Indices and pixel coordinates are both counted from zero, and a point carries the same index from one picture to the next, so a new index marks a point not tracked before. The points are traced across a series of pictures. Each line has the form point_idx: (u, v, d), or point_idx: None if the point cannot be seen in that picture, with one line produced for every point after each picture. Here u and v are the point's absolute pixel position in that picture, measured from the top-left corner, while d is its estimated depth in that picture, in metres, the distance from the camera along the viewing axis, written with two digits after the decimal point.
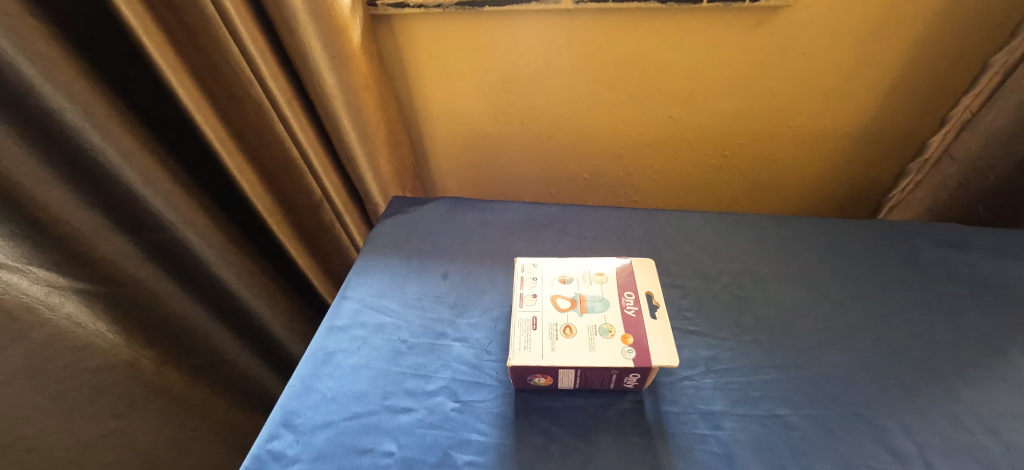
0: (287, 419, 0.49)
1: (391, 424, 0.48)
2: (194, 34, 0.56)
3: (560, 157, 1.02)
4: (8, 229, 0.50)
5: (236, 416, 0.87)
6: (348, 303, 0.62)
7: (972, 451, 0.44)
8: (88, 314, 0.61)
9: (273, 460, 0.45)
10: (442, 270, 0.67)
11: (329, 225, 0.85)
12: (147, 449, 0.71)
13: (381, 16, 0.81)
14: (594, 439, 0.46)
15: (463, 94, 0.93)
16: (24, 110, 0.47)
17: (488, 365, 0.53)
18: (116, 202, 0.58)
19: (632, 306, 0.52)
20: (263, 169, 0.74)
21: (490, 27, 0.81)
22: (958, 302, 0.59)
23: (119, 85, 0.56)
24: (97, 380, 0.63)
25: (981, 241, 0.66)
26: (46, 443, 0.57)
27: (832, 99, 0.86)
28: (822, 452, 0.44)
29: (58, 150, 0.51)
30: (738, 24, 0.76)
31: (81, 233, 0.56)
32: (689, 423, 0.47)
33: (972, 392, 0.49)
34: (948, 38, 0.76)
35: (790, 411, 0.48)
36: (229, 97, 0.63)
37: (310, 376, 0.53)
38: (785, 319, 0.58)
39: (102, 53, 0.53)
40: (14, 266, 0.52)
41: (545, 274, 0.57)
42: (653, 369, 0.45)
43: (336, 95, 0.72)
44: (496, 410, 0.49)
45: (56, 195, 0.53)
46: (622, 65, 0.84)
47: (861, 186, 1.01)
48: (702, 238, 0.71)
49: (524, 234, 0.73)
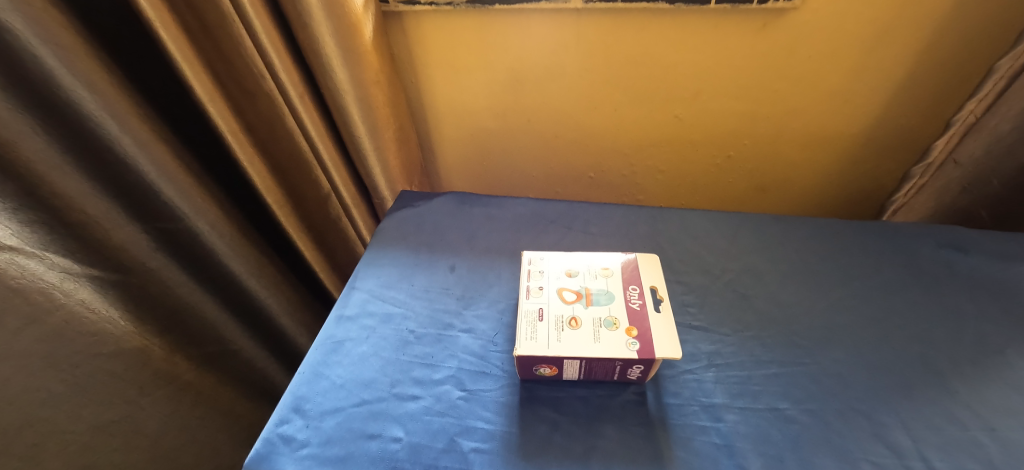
0: (297, 405, 0.50)
1: (399, 411, 0.49)
2: (209, 28, 0.57)
3: (567, 155, 1.03)
4: (26, 215, 0.51)
5: (242, 404, 0.88)
6: (357, 293, 0.63)
7: (968, 446, 0.45)
8: (102, 300, 0.62)
9: (283, 444, 0.46)
10: (449, 262, 0.68)
11: (337, 218, 0.86)
12: (155, 435, 0.72)
13: (392, 13, 0.82)
14: (597, 428, 0.47)
15: (470, 91, 0.94)
16: (43, 97, 0.48)
17: (494, 355, 0.54)
18: (131, 191, 0.60)
19: (636, 299, 0.53)
20: (274, 160, 0.75)
21: (498, 25, 0.82)
22: (956, 301, 0.60)
23: (135, 75, 0.57)
24: (110, 366, 0.64)
25: (982, 242, 0.67)
26: (58, 426, 0.58)
27: (836, 101, 0.87)
28: (820, 445, 0.45)
29: (75, 137, 0.52)
30: (745, 25, 0.77)
31: (95, 221, 0.58)
32: (691, 414, 0.48)
33: (968, 390, 0.50)
34: (953, 42, 0.76)
35: (790, 405, 0.49)
36: (243, 90, 0.65)
37: (319, 363, 0.54)
38: (786, 316, 0.59)
39: (121, 44, 0.55)
40: (31, 251, 0.53)
41: (551, 268, 0.58)
42: (656, 361, 0.46)
43: (347, 90, 0.73)
44: (501, 399, 0.50)
45: (73, 182, 0.54)
46: (629, 65, 0.85)
47: (865, 188, 1.02)
48: (706, 236, 0.72)
49: (530, 229, 0.74)
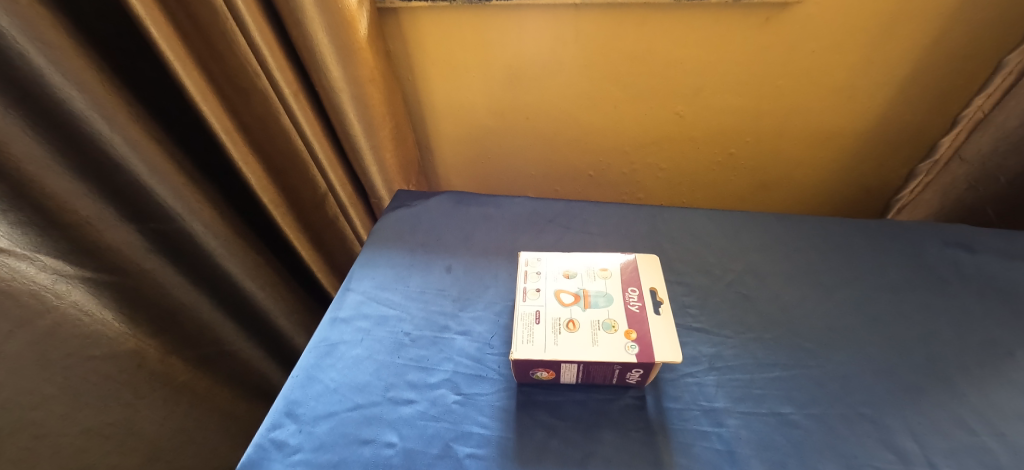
0: (290, 409, 0.49)
1: (393, 416, 0.48)
2: (200, 25, 0.56)
3: (566, 153, 1.02)
4: (16, 216, 0.50)
5: (239, 405, 0.87)
6: (351, 295, 0.62)
7: (977, 452, 0.44)
8: (95, 302, 0.61)
9: (275, 450, 0.46)
10: (446, 263, 0.67)
11: (334, 217, 0.85)
12: (152, 437, 0.72)
13: (387, 10, 0.80)
14: (596, 433, 0.46)
15: (468, 88, 0.93)
16: (31, 96, 0.47)
17: (490, 358, 0.53)
18: (123, 191, 0.59)
19: (635, 301, 0.52)
20: (268, 160, 0.74)
21: (495, 21, 0.80)
22: (963, 301, 0.58)
23: (126, 74, 0.56)
24: (104, 368, 0.64)
25: (990, 241, 0.66)
26: (52, 429, 0.58)
27: (840, 97, 0.85)
28: (824, 451, 0.44)
29: (65, 137, 0.51)
30: (747, 20, 0.75)
31: (88, 222, 0.57)
32: (691, 419, 0.47)
33: (976, 393, 0.49)
34: (961, 36, 0.75)
35: (793, 409, 0.48)
36: (236, 89, 0.64)
37: (313, 366, 0.53)
38: (790, 318, 0.58)
39: (111, 42, 0.54)
40: (21, 253, 0.52)
41: (548, 269, 0.57)
42: (655, 365, 0.45)
43: (341, 88, 0.72)
44: (498, 404, 0.49)
45: (64, 183, 0.53)
46: (629, 61, 0.83)
47: (868, 186, 1.00)
48: (707, 235, 0.70)
49: (528, 228, 0.73)
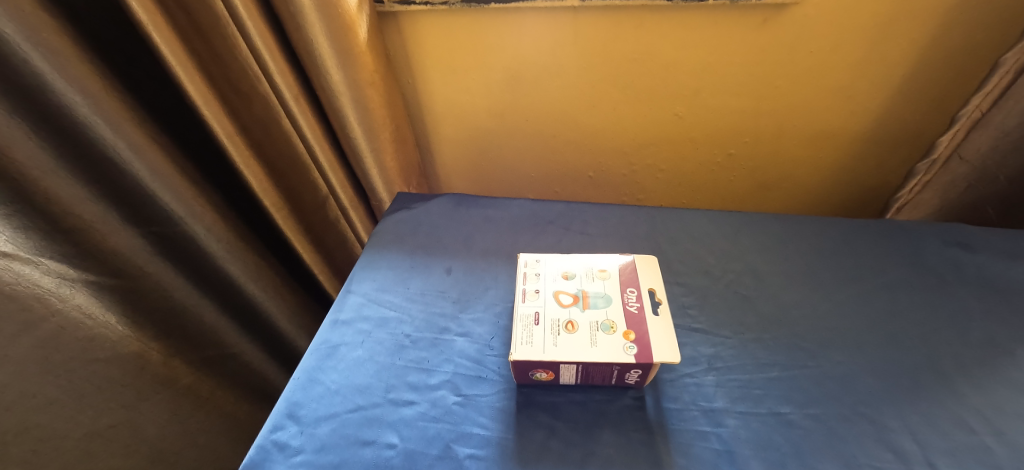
0: (291, 411, 0.49)
1: (393, 417, 0.48)
2: (202, 31, 0.56)
3: (566, 154, 1.02)
4: (19, 221, 0.51)
5: (242, 408, 0.88)
6: (352, 297, 0.62)
7: (976, 451, 0.44)
8: (98, 305, 0.62)
9: (277, 451, 0.46)
10: (446, 265, 0.67)
11: (335, 220, 0.86)
12: (155, 440, 0.72)
13: (387, 13, 0.81)
14: (595, 434, 0.46)
15: (468, 91, 0.93)
16: (35, 102, 0.48)
17: (490, 360, 0.54)
18: (126, 195, 0.59)
19: (634, 302, 0.52)
20: (269, 163, 0.74)
21: (494, 23, 0.81)
22: (962, 301, 0.59)
23: (129, 79, 0.57)
24: (108, 371, 0.64)
25: (990, 240, 0.66)
26: (56, 431, 0.58)
27: (839, 97, 0.85)
28: (823, 451, 0.44)
29: (69, 142, 0.52)
30: (744, 22, 0.76)
31: (91, 226, 0.57)
32: (690, 419, 0.47)
33: (976, 392, 0.49)
34: (958, 36, 0.75)
35: (792, 409, 0.48)
36: (237, 93, 0.64)
37: (314, 368, 0.53)
38: (788, 318, 0.58)
39: (113, 48, 0.54)
40: (26, 257, 0.53)
41: (548, 270, 0.57)
42: (654, 365, 0.45)
43: (342, 92, 0.73)
44: (497, 405, 0.49)
45: (68, 188, 0.53)
46: (628, 63, 0.84)
47: (868, 185, 1.01)
48: (706, 236, 0.71)
49: (528, 230, 0.74)
